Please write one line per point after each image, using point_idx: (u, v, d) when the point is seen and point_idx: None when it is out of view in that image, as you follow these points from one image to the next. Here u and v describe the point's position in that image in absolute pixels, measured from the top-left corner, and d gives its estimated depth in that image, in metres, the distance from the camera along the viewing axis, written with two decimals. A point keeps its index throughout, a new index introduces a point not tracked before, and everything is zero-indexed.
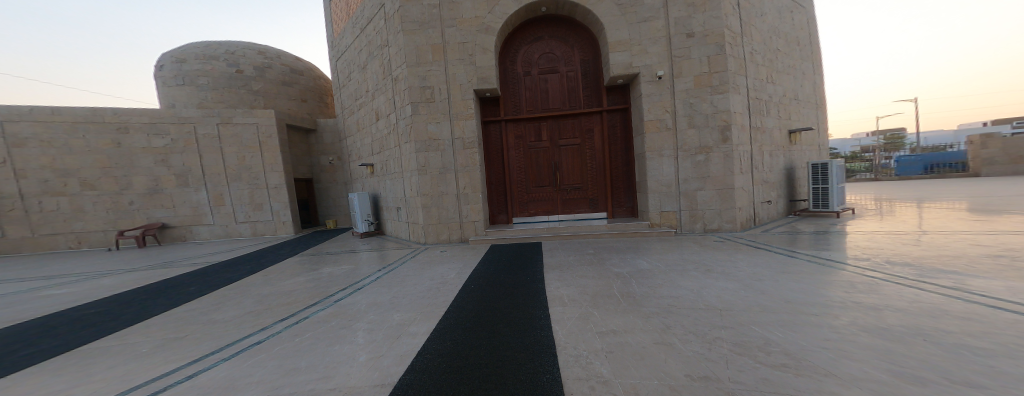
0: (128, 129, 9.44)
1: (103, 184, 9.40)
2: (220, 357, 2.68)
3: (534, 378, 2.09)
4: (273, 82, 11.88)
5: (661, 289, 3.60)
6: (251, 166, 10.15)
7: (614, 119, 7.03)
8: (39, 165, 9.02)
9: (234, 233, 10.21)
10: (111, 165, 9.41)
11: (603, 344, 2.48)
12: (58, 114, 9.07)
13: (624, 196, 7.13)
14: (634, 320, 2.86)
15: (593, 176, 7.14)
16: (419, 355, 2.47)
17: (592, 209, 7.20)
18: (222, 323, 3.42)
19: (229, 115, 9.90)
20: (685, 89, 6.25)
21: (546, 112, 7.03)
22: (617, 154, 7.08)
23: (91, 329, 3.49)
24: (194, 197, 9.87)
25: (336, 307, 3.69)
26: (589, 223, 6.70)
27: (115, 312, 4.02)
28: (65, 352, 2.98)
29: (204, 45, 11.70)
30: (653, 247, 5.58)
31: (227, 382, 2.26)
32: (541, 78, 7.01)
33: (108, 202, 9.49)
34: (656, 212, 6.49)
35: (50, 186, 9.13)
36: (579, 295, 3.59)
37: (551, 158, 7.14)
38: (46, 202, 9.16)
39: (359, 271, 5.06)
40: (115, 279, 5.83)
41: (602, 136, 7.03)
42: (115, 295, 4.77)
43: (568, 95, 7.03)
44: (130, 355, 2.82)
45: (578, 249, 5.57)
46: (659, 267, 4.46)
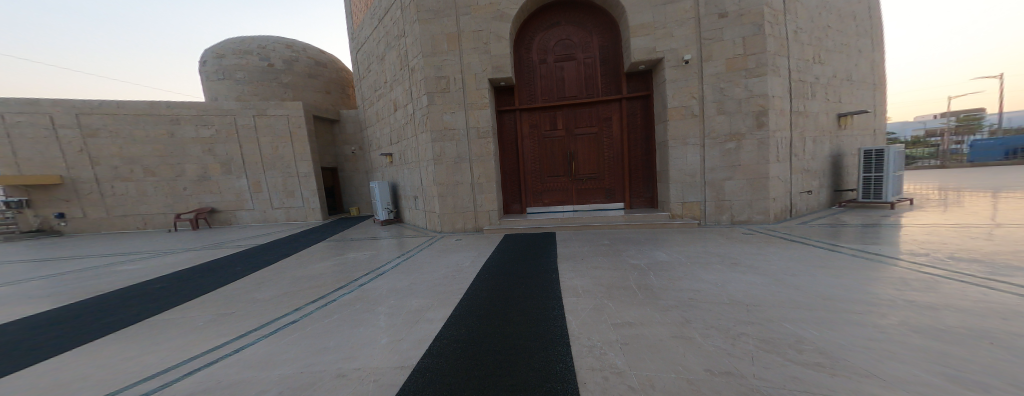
0: (180, 120, 10.09)
1: (161, 171, 10.23)
2: (261, 334, 2.91)
3: (546, 366, 2.14)
4: (300, 74, 12.34)
5: (681, 282, 3.52)
6: (283, 155, 10.63)
7: (634, 107, 6.80)
8: (105, 153, 9.92)
9: (270, 218, 10.85)
10: (166, 154, 10.17)
11: (617, 335, 2.48)
12: (122, 108, 9.92)
13: (642, 187, 6.95)
14: (650, 313, 2.83)
15: (611, 166, 6.98)
16: (435, 341, 2.58)
17: (608, 200, 7.07)
18: (263, 302, 3.71)
19: (263, 106, 10.36)
20: (714, 74, 5.92)
21: (563, 101, 6.89)
22: (636, 143, 6.88)
23: (154, 303, 3.89)
24: (235, 184, 10.49)
25: (360, 291, 3.89)
26: (605, 214, 6.62)
27: (174, 288, 4.43)
28: (133, 323, 3.32)
29: (239, 40, 12.29)
30: (673, 238, 5.44)
31: (266, 358, 2.47)
32: (557, 66, 6.86)
33: (166, 188, 10.36)
34: (677, 203, 6.30)
35: (120, 172, 10.06)
36: (593, 286, 3.57)
37: (566, 148, 7.04)
38: (118, 187, 10.13)
39: (381, 257, 5.28)
40: (171, 258, 6.41)
41: (621, 124, 6.83)
42: (172, 272, 5.27)
43: (586, 83, 6.84)
44: (185, 329, 3.12)
45: (594, 240, 5.52)
46: (679, 259, 4.37)
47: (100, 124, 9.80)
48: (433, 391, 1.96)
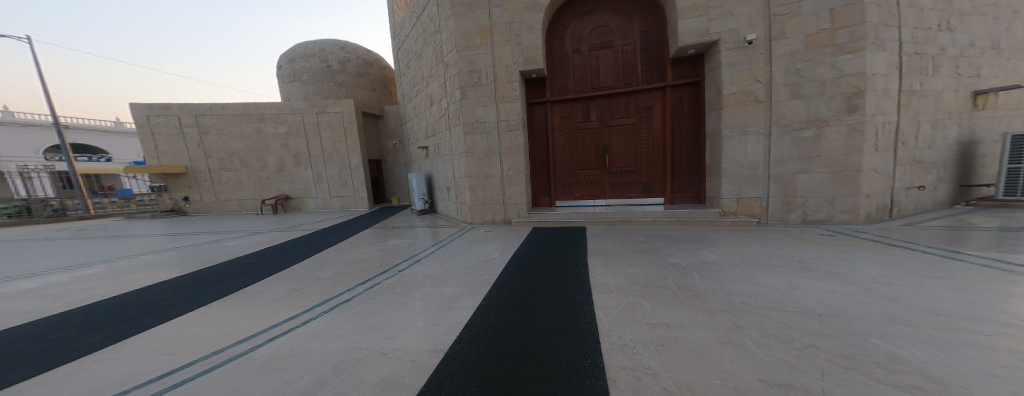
0: (264, 119, 11.57)
1: (252, 163, 11.85)
2: (323, 310, 3.28)
3: (572, 361, 2.14)
4: (351, 74, 13.33)
5: (731, 285, 3.24)
6: (338, 148, 11.73)
7: (679, 95, 6.30)
8: (207, 148, 11.72)
9: (329, 205, 12.04)
10: (256, 148, 11.76)
11: (653, 335, 2.38)
12: (225, 109, 11.59)
13: (686, 181, 6.47)
14: (693, 315, 2.65)
15: (651, 158, 6.57)
16: (466, 328, 2.68)
17: (645, 194, 6.70)
18: (326, 281, 4.15)
19: (324, 104, 11.49)
20: (788, 53, 5.25)
21: (599, 91, 6.61)
22: (680, 135, 6.40)
23: (243, 276, 4.53)
24: (303, 174, 11.87)
25: (400, 276, 4.17)
26: (642, 209, 6.29)
27: (259, 263, 5.13)
28: (234, 291, 3.93)
29: (304, 44, 13.56)
30: (721, 238, 5.01)
31: (324, 332, 2.79)
32: (592, 55, 6.58)
33: (255, 177, 11.95)
34: (730, 199, 5.77)
35: (224, 163, 11.88)
36: (627, 284, 3.43)
37: (600, 140, 6.76)
38: (223, 176, 11.97)
39: (416, 245, 5.62)
40: (257, 237, 7.42)
41: (664, 114, 6.38)
42: (259, 250, 6.10)
43: (624, 71, 6.47)
44: (269, 299, 3.62)
45: (629, 236, 5.30)
46: (727, 260, 4.01)
47: (203, 123, 11.56)
48: (463, 378, 2.06)
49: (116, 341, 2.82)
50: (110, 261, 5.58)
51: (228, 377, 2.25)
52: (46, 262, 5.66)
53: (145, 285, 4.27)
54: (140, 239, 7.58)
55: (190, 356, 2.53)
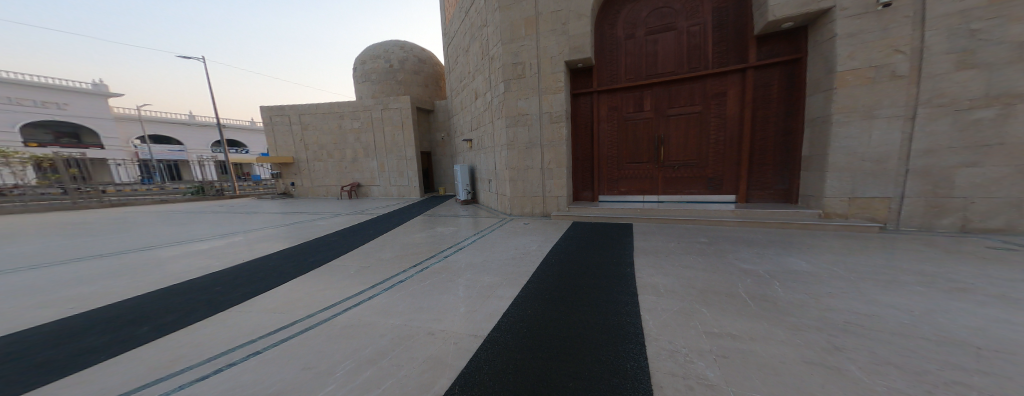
0: (343, 115, 13.04)
1: (335, 155, 13.44)
2: (383, 287, 3.40)
3: (612, 361, 2.03)
4: (409, 72, 14.24)
5: (828, 299, 2.69)
6: (397, 141, 12.68)
7: (764, 77, 5.57)
8: (305, 141, 13.63)
9: (388, 193, 13.17)
10: (340, 142, 13.29)
11: (714, 346, 2.12)
12: (319, 108, 13.28)
13: (767, 175, 5.74)
14: (772, 329, 2.27)
15: (722, 150, 5.92)
16: (503, 317, 2.61)
17: (710, 191, 6.09)
18: (388, 261, 4.39)
19: (387, 101, 12.52)
20: (949, 13, 4.09)
21: (654, 78, 6.13)
22: (762, 123, 5.68)
23: (320, 251, 5.01)
24: (368, 165, 13.15)
25: (445, 261, 4.30)
26: (705, 207, 5.72)
27: (334, 241, 5.64)
28: (324, 263, 4.36)
29: (372, 47, 14.83)
30: (800, 241, 4.29)
31: (382, 308, 2.89)
32: (649, 40, 6.11)
33: (338, 167, 13.52)
34: (836, 198, 4.87)
35: (316, 154, 13.67)
36: (682, 287, 3.03)
37: (653, 131, 6.28)
38: (315, 166, 13.81)
39: (459, 234, 5.83)
40: (336, 219, 8.22)
41: (741, 100, 5.70)
42: (336, 229, 6.77)
43: (689, 55, 5.90)
44: (345, 273, 3.92)
45: (685, 236, 4.82)
46: (813, 272, 3.30)
47: (300, 120, 13.44)
48: (500, 364, 2.04)
49: (235, 302, 3.19)
50: (246, 232, 6.65)
51: (308, 337, 2.46)
52: (205, 230, 6.97)
53: (266, 253, 4.92)
54: (257, 215, 9.07)
55: (291, 317, 2.80)
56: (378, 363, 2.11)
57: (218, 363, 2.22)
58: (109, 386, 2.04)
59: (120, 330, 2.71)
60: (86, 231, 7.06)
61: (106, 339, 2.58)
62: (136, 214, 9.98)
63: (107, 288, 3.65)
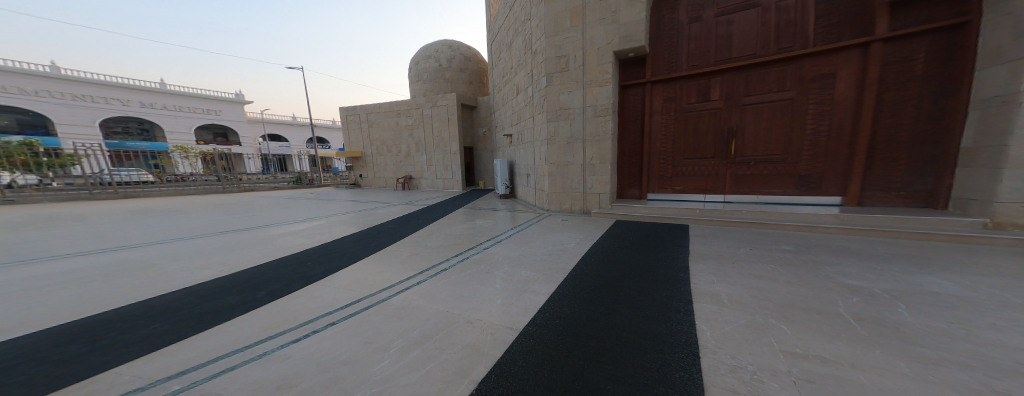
0: (399, 113, 13.94)
1: (392, 150, 14.47)
2: (430, 274, 3.53)
3: (657, 369, 1.86)
4: (455, 70, 14.68)
5: (983, 333, 2.05)
6: (442, 136, 13.20)
7: (901, 51, 4.56)
8: (371, 137, 14.85)
9: (434, 186, 13.82)
10: (397, 138, 14.26)
11: (792, 366, 1.79)
12: (380, 107, 14.32)
13: (897, 172, 4.75)
14: (890, 359, 1.82)
15: (826, 142, 5.07)
16: (538, 313, 2.56)
17: (801, 191, 5.34)
18: (433, 249, 4.58)
19: (435, 99, 13.08)
20: None
21: (724, 64, 5.56)
22: (896, 107, 4.67)
23: (374, 236, 5.40)
24: (418, 159, 13.94)
25: (483, 253, 4.35)
26: (793, 210, 5.00)
27: (388, 228, 6.05)
28: (381, 248, 4.69)
29: (423, 48, 15.57)
30: (895, 253, 3.58)
31: (428, 292, 3.02)
32: (720, 22, 5.53)
33: (394, 161, 14.54)
34: (1017, 205, 3.75)
35: (377, 148, 14.83)
36: (749, 298, 2.63)
37: (723, 122, 5.69)
38: (376, 159, 15.01)
39: (497, 227, 5.89)
40: (390, 208, 8.82)
41: (860, 81, 4.79)
42: (391, 217, 7.29)
43: (778, 34, 5.18)
44: (399, 258, 4.13)
45: (759, 243, 4.12)
46: (932, 293, 2.61)
47: (368, 119, 14.71)
48: (534, 358, 1.98)
49: (320, 276, 3.55)
50: (329, 216, 7.45)
51: (364, 311, 2.68)
52: (300, 213, 7.98)
53: (341, 236, 5.43)
54: (326, 202, 10.15)
55: (358, 294, 3.02)
56: (423, 345, 2.17)
57: (307, 328, 2.43)
58: (231, 342, 2.28)
59: (213, 292, 3.16)
60: (219, 209, 8.62)
61: (226, 300, 2.96)
62: (250, 197, 11.86)
63: (237, 258, 4.24)
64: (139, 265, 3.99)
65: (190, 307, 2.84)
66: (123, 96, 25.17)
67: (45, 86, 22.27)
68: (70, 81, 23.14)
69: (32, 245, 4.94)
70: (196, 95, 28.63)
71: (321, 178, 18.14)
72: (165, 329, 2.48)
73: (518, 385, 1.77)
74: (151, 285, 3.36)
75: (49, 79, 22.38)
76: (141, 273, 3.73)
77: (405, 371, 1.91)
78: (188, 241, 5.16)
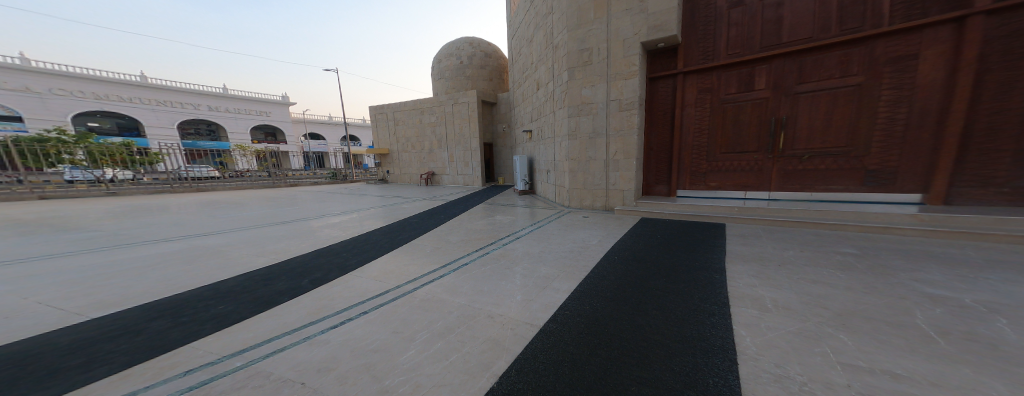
0: (422, 110, 14.21)
1: (415, 147, 14.82)
2: (451, 269, 3.60)
3: (690, 372, 1.82)
4: (476, 67, 14.75)
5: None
6: (464, 133, 13.35)
7: (998, 26, 4.01)
8: (397, 135, 15.25)
9: (454, 182, 14.05)
10: (420, 134, 14.57)
11: (853, 381, 1.69)
12: (404, 105, 14.69)
13: (996, 165, 4.19)
14: (983, 379, 1.66)
15: (903, 132, 4.61)
16: (561, 310, 2.56)
17: (868, 187, 4.92)
18: (455, 244, 4.67)
19: (457, 96, 13.24)
20: None
21: (771, 50, 5.22)
22: (998, 90, 4.10)
23: (399, 230, 5.56)
24: (440, 155, 14.20)
25: (504, 249, 4.37)
26: (856, 209, 4.60)
27: (412, 222, 6.23)
28: (407, 241, 4.84)
29: (445, 45, 15.74)
30: (952, 258, 3.30)
31: (451, 286, 3.09)
32: (766, 5, 5.20)
33: (417, 157, 14.90)
34: None
35: (401, 145, 15.25)
36: (789, 304, 2.50)
37: (770, 113, 5.37)
38: (400, 156, 15.45)
39: (517, 223, 5.91)
40: (413, 203, 9.06)
41: (944, 63, 4.29)
42: (415, 212, 7.49)
43: (837, 14, 4.75)
44: (422, 252, 4.24)
45: (814, 244, 3.89)
46: (994, 306, 2.37)
47: (394, 116, 15.12)
48: (555, 355, 1.99)
49: (354, 266, 3.73)
50: (361, 210, 7.75)
51: (391, 302, 2.78)
52: (336, 207, 8.35)
53: (370, 229, 5.65)
54: (355, 197, 10.58)
55: (387, 285, 3.14)
56: (448, 337, 2.23)
57: (343, 316, 2.55)
58: (281, 326, 2.44)
59: (253, 278, 3.38)
60: (266, 202, 9.20)
61: (268, 287, 3.16)
62: (286, 191, 12.60)
63: (273, 246, 4.55)
64: (188, 252, 4.33)
65: (245, 291, 3.05)
66: (186, 98, 26.62)
67: (133, 93, 24.34)
68: (151, 87, 25.24)
69: (115, 232, 5.46)
70: (249, 98, 30.42)
71: (352, 174, 18.89)
72: (214, 310, 2.70)
73: (540, 381, 1.79)
74: (208, 270, 3.66)
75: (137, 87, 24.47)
76: (195, 258, 4.06)
77: (430, 362, 1.98)
78: (234, 231, 5.51)
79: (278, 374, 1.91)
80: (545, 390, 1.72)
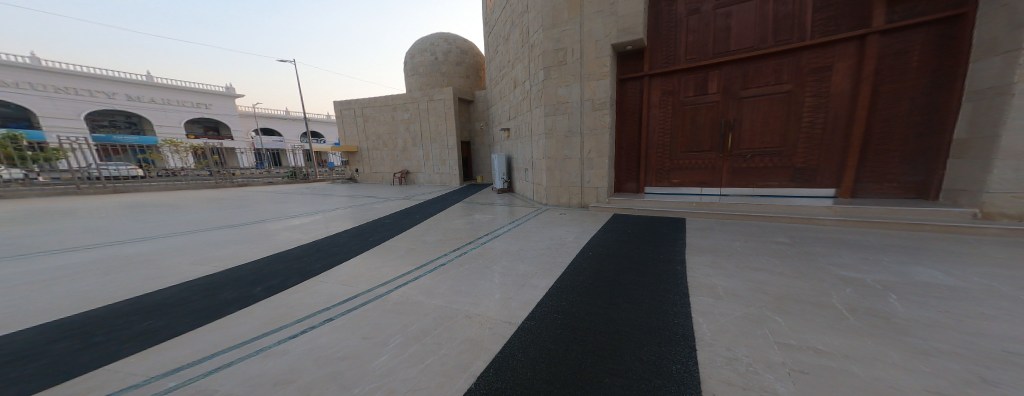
0: (395, 107, 13.80)
1: (388, 144, 14.37)
2: (427, 269, 3.52)
3: (655, 361, 1.89)
4: (452, 64, 14.52)
5: (986, 325, 2.05)
6: (440, 131, 13.12)
7: (896, 43, 4.56)
8: (368, 132, 14.71)
9: (431, 181, 13.77)
10: (393, 132, 14.14)
11: (787, 358, 1.83)
12: (376, 101, 14.19)
13: (889, 164, 4.78)
14: (898, 352, 1.83)
15: (822, 134, 5.07)
16: (538, 307, 2.58)
17: (796, 183, 5.35)
18: (432, 244, 4.57)
19: (432, 93, 12.97)
20: None
21: (723, 57, 5.52)
22: (889, 99, 4.69)
23: (374, 231, 5.37)
24: (415, 153, 13.86)
25: (482, 248, 4.35)
26: (787, 202, 4.95)
27: (386, 223, 6.03)
28: (380, 243, 4.68)
29: (418, 41, 15.33)
30: (888, 244, 3.62)
31: (427, 287, 3.03)
32: (719, 14, 5.49)
33: (390, 155, 14.46)
34: (1006, 195, 3.83)
35: (373, 143, 14.73)
36: (745, 291, 2.64)
37: (720, 115, 5.68)
38: (372, 154, 14.90)
39: (496, 222, 5.89)
40: (386, 203, 8.76)
41: (854, 75, 4.78)
42: (389, 212, 7.26)
43: (778, 26, 5.13)
44: (397, 253, 4.12)
45: (771, 235, 4.16)
46: (913, 285, 2.64)
47: (365, 113, 14.56)
48: (533, 352, 2.00)
49: (322, 270, 3.56)
50: (329, 211, 7.39)
51: (362, 306, 2.68)
52: (301, 208, 7.90)
53: (337, 231, 5.42)
54: (321, 197, 10.09)
55: (356, 289, 3.02)
56: (423, 340, 2.18)
57: (304, 324, 2.42)
58: (236, 337, 2.29)
59: (208, 288, 3.15)
60: (219, 204, 8.57)
61: (222, 297, 2.95)
62: (244, 192, 11.82)
63: (229, 252, 4.28)
64: (129, 261, 3.96)
65: (197, 302, 2.83)
66: (108, 88, 24.53)
67: (23, 78, 21.54)
68: (54, 72, 22.49)
69: (36, 241, 4.89)
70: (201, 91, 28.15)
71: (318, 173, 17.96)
72: (162, 323, 2.52)
73: (518, 379, 1.79)
74: (154, 280, 3.37)
75: (31, 71, 21.79)
76: (143, 267, 3.74)
77: (404, 366, 1.93)
78: (183, 236, 5.10)
79: (228, 389, 1.80)
80: (523, 388, 1.72)
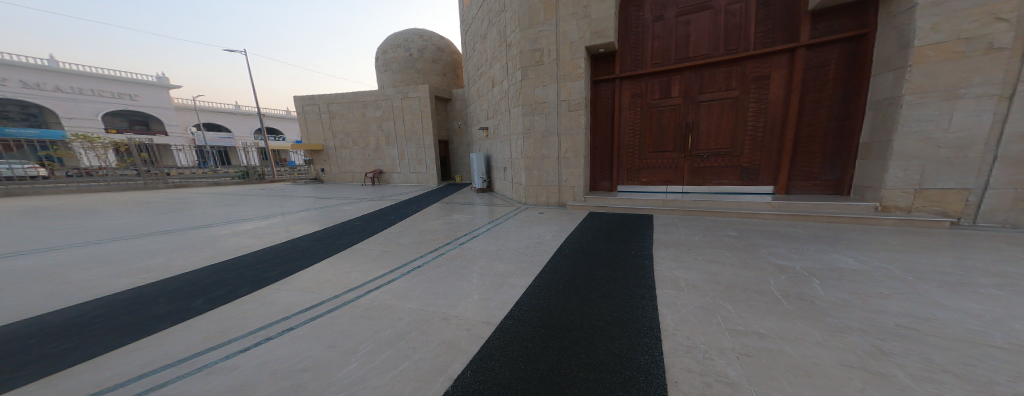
0: (368, 104, 13.32)
1: (361, 143, 13.85)
2: (401, 273, 3.42)
3: (626, 353, 1.94)
4: (427, 61, 14.25)
5: (912, 306, 2.27)
6: (416, 129, 12.83)
7: (818, 56, 4.99)
8: (339, 130, 14.11)
9: (408, 180, 13.45)
10: (365, 130, 13.65)
11: (736, 343, 1.94)
12: (347, 98, 13.64)
13: (813, 165, 5.22)
14: (838, 331, 1.99)
15: (762, 137, 5.46)
16: (516, 306, 2.57)
17: (743, 182, 5.71)
18: (408, 246, 4.46)
19: (407, 91, 12.66)
20: None
21: (684, 62, 5.75)
22: (814, 107, 5.12)
23: (346, 234, 5.17)
24: (390, 152, 13.46)
25: (460, 248, 4.29)
26: (736, 199, 5.28)
27: (358, 225, 5.81)
28: (352, 246, 4.51)
29: (392, 36, 14.89)
30: (836, 235, 3.93)
31: (402, 291, 2.94)
32: (679, 22, 5.73)
33: (363, 154, 13.95)
34: (899, 190, 4.27)
35: (345, 141, 14.14)
36: (705, 282, 2.77)
37: (682, 118, 5.93)
38: (344, 153, 14.32)
39: (474, 222, 5.83)
40: (358, 204, 8.45)
41: (787, 83, 5.20)
42: (361, 213, 6.99)
43: (730, 36, 5.43)
44: (369, 256, 3.97)
45: (734, 229, 4.40)
46: (856, 271, 2.87)
47: (335, 110, 13.94)
48: (511, 352, 1.99)
49: (288, 277, 3.37)
50: (296, 213, 7.00)
51: (330, 313, 2.57)
52: (263, 211, 7.42)
53: (303, 234, 5.15)
54: (287, 199, 9.55)
55: (320, 296, 2.88)
56: (396, 345, 2.11)
57: (258, 336, 2.29)
58: (183, 354, 2.13)
59: (153, 301, 2.90)
60: (168, 208, 7.89)
61: (168, 310, 2.72)
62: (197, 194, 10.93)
63: (182, 261, 3.97)
64: (57, 275, 3.56)
65: (139, 318, 2.60)
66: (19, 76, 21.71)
67: None
68: None
69: None
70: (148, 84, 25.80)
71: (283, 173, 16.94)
72: (97, 341, 2.29)
73: (497, 379, 1.78)
74: (87, 295, 3.06)
75: None
76: (78, 281, 3.38)
77: (375, 374, 1.86)
78: (124, 245, 4.65)
79: None
80: (503, 388, 1.71)
